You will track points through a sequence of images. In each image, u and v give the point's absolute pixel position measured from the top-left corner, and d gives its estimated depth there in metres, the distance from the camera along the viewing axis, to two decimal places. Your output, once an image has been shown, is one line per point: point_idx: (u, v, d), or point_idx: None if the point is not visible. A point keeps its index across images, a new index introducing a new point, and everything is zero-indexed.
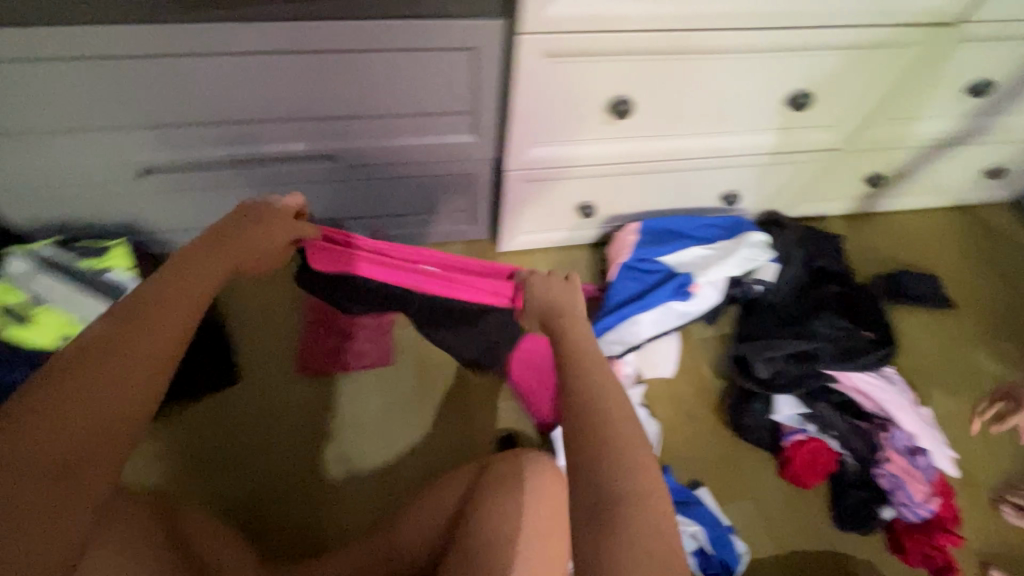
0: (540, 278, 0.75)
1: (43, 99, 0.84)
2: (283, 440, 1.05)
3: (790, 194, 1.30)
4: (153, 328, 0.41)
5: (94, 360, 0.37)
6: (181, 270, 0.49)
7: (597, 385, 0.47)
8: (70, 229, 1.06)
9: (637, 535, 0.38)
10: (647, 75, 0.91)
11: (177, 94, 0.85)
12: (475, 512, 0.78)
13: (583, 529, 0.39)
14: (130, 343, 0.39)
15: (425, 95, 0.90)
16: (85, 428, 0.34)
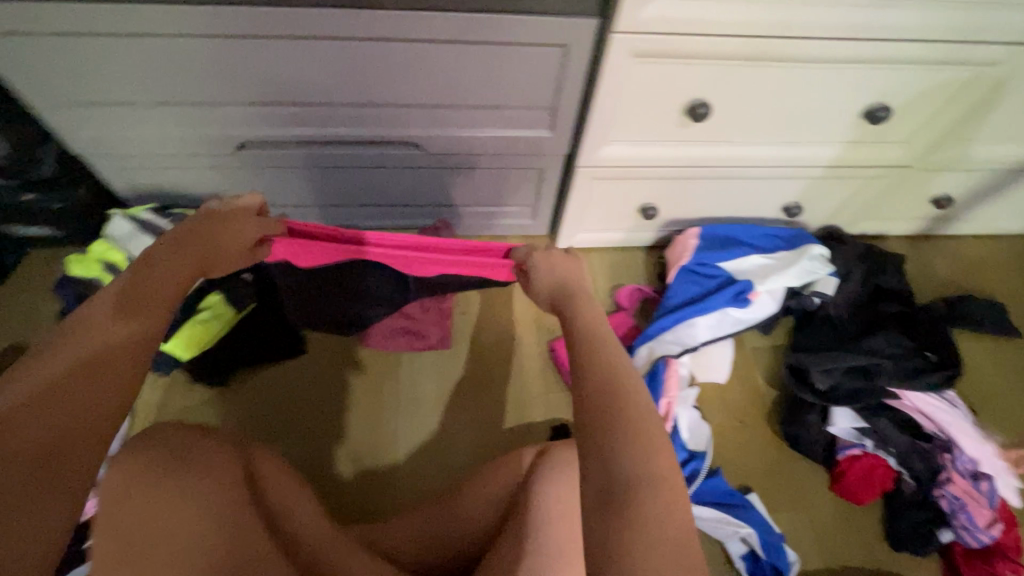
0: (543, 258, 0.77)
1: (157, 75, 0.89)
2: (348, 409, 1.10)
3: (853, 210, 1.29)
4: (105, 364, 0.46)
5: (52, 395, 0.43)
6: (139, 282, 0.53)
7: (612, 382, 0.53)
8: (161, 198, 1.12)
9: (658, 517, 0.45)
10: (728, 79, 0.93)
11: (281, 75, 0.90)
12: (540, 489, 0.81)
13: (597, 513, 0.46)
14: (90, 376, 0.45)
15: (510, 88, 0.94)
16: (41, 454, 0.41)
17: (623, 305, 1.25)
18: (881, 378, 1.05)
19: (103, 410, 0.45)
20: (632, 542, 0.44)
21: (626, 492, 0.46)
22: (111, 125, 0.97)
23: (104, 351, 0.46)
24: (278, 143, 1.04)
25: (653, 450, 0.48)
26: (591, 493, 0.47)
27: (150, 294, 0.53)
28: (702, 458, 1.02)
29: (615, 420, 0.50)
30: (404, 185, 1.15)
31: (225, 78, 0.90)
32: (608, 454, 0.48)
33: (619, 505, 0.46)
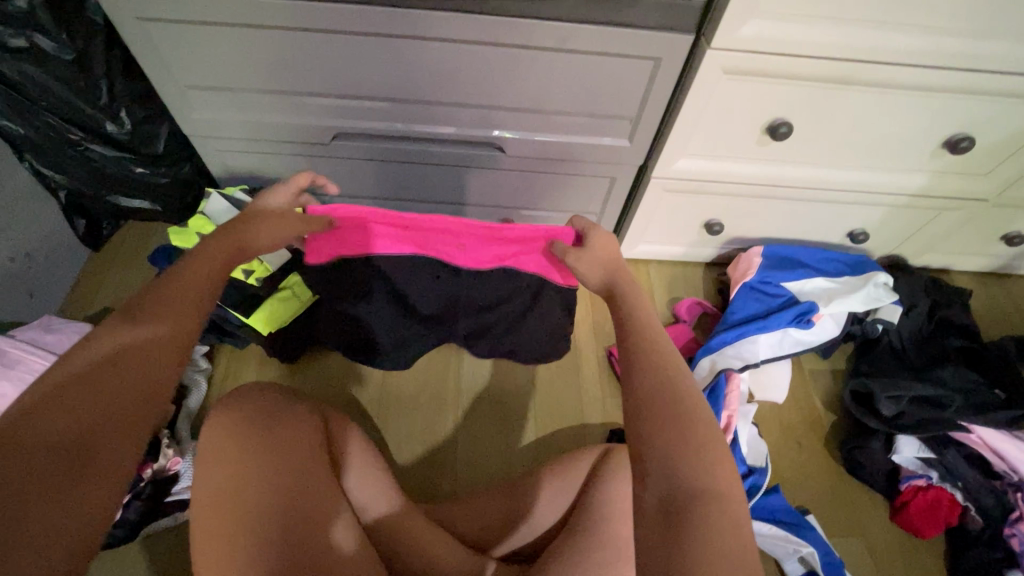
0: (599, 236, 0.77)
1: (270, 65, 0.95)
2: (416, 391, 1.13)
3: (921, 241, 1.29)
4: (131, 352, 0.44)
5: (74, 389, 0.41)
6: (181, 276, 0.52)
7: (661, 388, 0.49)
8: (252, 181, 1.19)
9: (726, 532, 0.41)
10: (813, 101, 0.95)
11: (383, 71, 0.96)
12: (609, 484, 0.83)
13: (655, 531, 0.43)
14: (113, 367, 0.43)
15: (597, 97, 0.98)
16: (51, 454, 0.39)
17: (681, 317, 1.26)
18: (952, 409, 1.03)
19: (130, 399, 0.43)
20: (691, 555, 0.40)
21: (691, 501, 0.43)
22: (220, 109, 1.04)
23: (130, 342, 0.45)
24: (368, 136, 1.10)
25: (716, 462, 0.45)
26: (650, 504, 0.44)
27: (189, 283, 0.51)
28: (762, 474, 1.02)
29: (680, 425, 0.47)
30: (479, 186, 1.20)
31: (334, 72, 0.96)
32: (672, 459, 0.45)
33: (680, 512, 0.42)
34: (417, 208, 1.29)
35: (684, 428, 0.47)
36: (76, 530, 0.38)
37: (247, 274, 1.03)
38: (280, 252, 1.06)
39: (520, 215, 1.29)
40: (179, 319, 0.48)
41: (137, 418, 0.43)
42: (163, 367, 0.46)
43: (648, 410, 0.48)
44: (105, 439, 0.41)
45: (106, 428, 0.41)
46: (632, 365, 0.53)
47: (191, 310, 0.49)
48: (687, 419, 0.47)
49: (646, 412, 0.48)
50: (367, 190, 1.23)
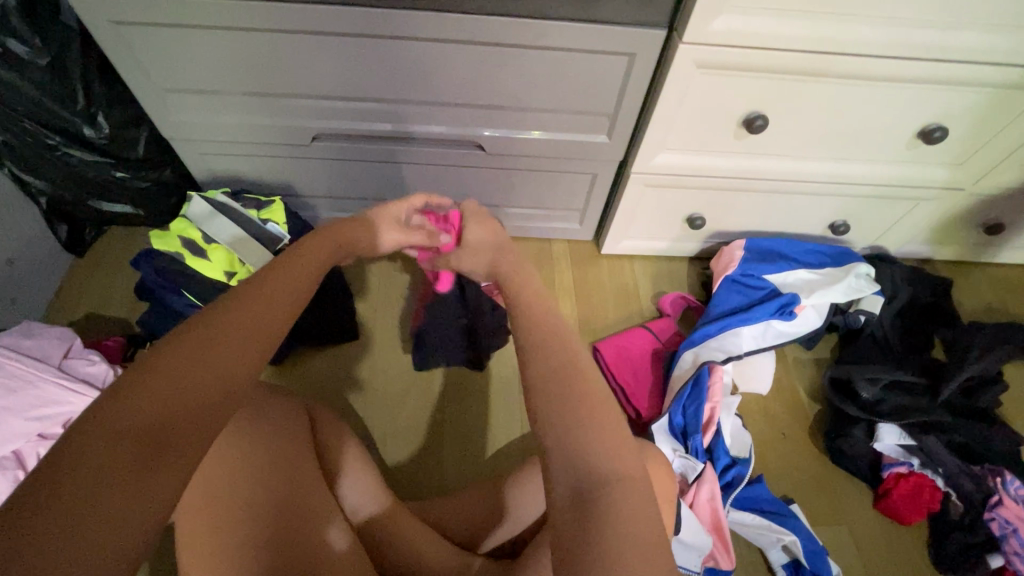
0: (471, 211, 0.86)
1: (246, 66, 0.95)
2: (402, 389, 1.14)
3: (901, 232, 1.30)
4: (214, 342, 0.43)
5: (169, 368, 0.40)
6: (269, 282, 0.52)
7: (562, 390, 0.49)
8: (234, 184, 1.19)
9: (632, 514, 0.42)
10: (784, 93, 0.96)
11: (361, 71, 0.96)
12: None
13: (568, 525, 0.42)
14: (207, 354, 0.42)
15: (573, 94, 0.99)
16: (133, 433, 0.37)
17: (664, 312, 1.26)
18: (919, 395, 1.10)
19: (208, 391, 0.41)
20: (599, 542, 0.40)
21: (595, 489, 0.43)
22: (199, 112, 1.04)
23: (225, 333, 0.44)
24: (348, 136, 1.11)
25: (620, 448, 0.46)
26: (561, 500, 0.44)
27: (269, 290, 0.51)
28: (745, 464, 1.02)
29: (573, 415, 0.47)
30: (462, 183, 1.21)
31: (313, 74, 0.97)
32: (576, 447, 0.46)
33: (589, 503, 0.42)
34: None
35: (584, 420, 0.47)
36: (141, 523, 0.35)
37: (229, 276, 1.04)
38: (262, 254, 1.06)
39: (504, 213, 1.29)
40: (259, 317, 0.47)
41: (216, 411, 0.41)
42: (247, 363, 0.44)
43: (549, 400, 0.49)
44: (183, 431, 0.39)
45: (183, 418, 0.39)
46: (532, 354, 0.54)
47: (271, 314, 0.49)
48: (590, 411, 0.48)
49: (546, 402, 0.49)
50: (351, 190, 1.23)
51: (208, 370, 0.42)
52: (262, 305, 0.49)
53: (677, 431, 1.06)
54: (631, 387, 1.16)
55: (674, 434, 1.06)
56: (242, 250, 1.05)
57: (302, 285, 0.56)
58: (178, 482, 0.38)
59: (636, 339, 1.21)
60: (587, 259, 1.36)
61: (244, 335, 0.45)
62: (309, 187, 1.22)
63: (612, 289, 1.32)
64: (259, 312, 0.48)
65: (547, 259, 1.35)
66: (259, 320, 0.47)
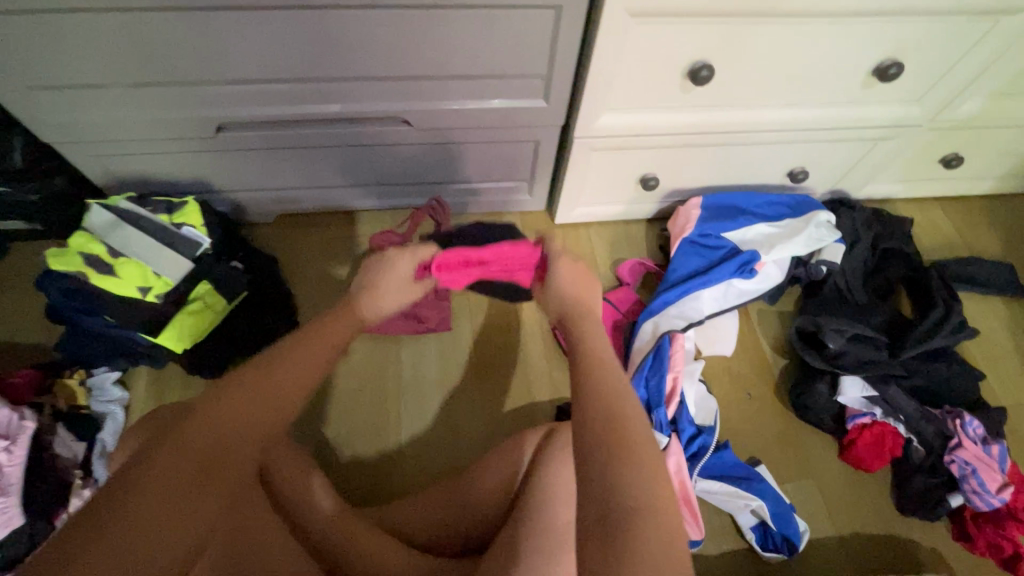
0: (568, 265, 0.85)
1: (125, 54, 0.84)
2: (350, 390, 1.08)
3: (861, 174, 1.26)
4: (255, 391, 0.56)
5: (225, 407, 0.53)
6: (306, 344, 0.66)
7: (620, 429, 0.53)
8: (141, 185, 1.08)
9: (657, 540, 0.45)
10: (728, 39, 0.88)
11: (259, 48, 0.85)
12: (538, 464, 0.84)
13: (594, 541, 0.46)
14: (255, 400, 0.55)
15: (499, 57, 0.90)
16: (188, 456, 0.48)
17: (624, 280, 1.21)
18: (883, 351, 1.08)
19: (246, 433, 0.53)
20: (624, 563, 0.43)
21: (622, 517, 0.46)
22: (81, 109, 0.92)
23: (265, 384, 0.57)
24: (266, 125, 1.00)
25: (647, 479, 0.49)
26: (589, 518, 0.48)
27: (304, 348, 0.64)
28: (711, 432, 1.00)
29: (616, 451, 0.51)
30: (398, 162, 1.12)
31: (204, 57, 0.86)
32: (611, 475, 0.49)
33: (615, 523, 0.46)
34: (334, 194, 1.19)
35: (623, 454, 0.51)
36: (187, 531, 0.46)
37: (144, 291, 0.95)
38: (181, 264, 0.98)
39: (448, 190, 1.21)
40: (294, 370, 0.61)
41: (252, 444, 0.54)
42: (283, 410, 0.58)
43: (594, 435, 0.53)
44: (225, 458, 0.51)
45: (225, 447, 0.51)
46: (586, 395, 0.58)
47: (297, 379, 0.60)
48: (630, 446, 0.51)
49: (590, 433, 0.53)
50: (276, 181, 1.13)
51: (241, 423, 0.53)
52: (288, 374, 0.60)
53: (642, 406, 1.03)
54: None
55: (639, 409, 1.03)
56: (156, 261, 0.96)
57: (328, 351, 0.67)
58: (216, 498, 0.49)
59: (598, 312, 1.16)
60: (541, 230, 1.29)
61: (278, 395, 0.58)
62: (227, 182, 1.10)
63: None
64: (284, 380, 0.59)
65: None
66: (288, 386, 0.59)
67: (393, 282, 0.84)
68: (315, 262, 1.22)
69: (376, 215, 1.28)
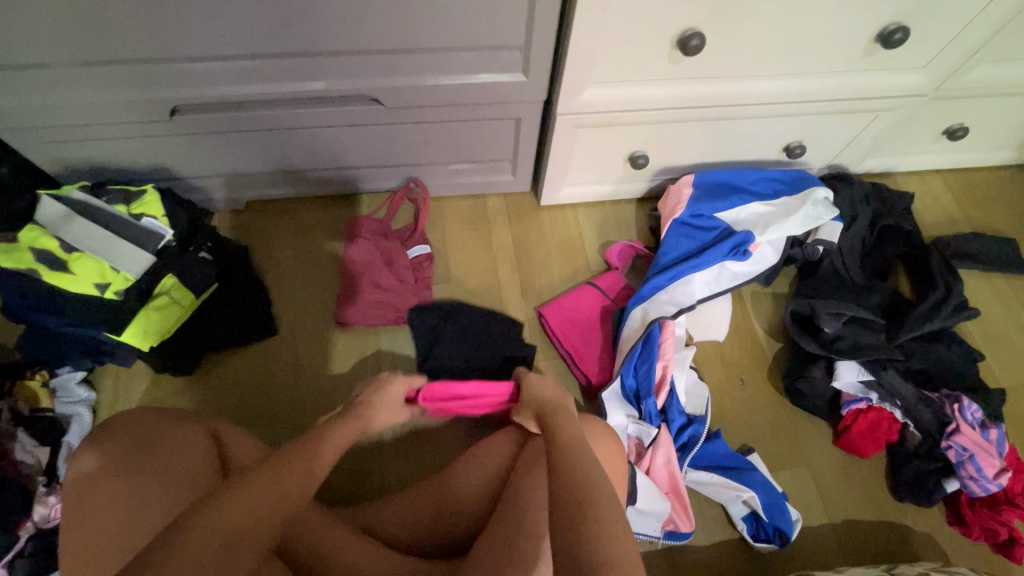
0: (539, 378, 0.86)
1: (63, 29, 0.76)
2: (326, 387, 1.04)
3: (860, 148, 1.20)
4: (277, 476, 0.59)
5: (247, 490, 0.55)
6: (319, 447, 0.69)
7: (586, 491, 0.56)
8: (97, 172, 1.01)
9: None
10: (721, 5, 0.81)
11: (210, 22, 0.78)
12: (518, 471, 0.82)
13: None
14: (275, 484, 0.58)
15: (474, 29, 0.83)
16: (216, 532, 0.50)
17: (613, 264, 1.16)
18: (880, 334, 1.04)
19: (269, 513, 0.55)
20: None
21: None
22: (22, 92, 0.85)
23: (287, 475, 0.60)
24: (228, 107, 0.93)
25: (616, 534, 0.51)
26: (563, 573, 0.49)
27: (318, 448, 0.68)
28: (701, 423, 0.97)
29: (586, 514, 0.53)
30: (372, 143, 1.05)
31: (149, 31, 0.78)
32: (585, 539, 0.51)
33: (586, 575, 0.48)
34: (306, 178, 1.12)
35: (590, 516, 0.53)
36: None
37: (102, 287, 0.90)
38: (143, 257, 0.92)
39: (426, 171, 1.15)
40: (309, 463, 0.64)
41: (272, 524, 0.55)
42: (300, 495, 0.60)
43: (565, 501, 0.55)
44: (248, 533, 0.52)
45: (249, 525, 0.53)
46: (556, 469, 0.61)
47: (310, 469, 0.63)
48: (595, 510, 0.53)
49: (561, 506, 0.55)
50: (243, 165, 1.06)
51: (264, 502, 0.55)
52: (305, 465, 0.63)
53: (631, 396, 0.99)
54: (581, 355, 1.05)
55: (628, 399, 0.99)
56: (114, 256, 0.90)
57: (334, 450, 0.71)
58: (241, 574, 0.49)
59: (585, 298, 1.11)
60: (526, 212, 1.23)
61: (295, 478, 0.60)
62: (190, 167, 1.04)
63: (555, 244, 1.21)
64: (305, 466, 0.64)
65: (483, 217, 1.22)
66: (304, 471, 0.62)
67: (385, 405, 0.87)
68: (288, 250, 1.16)
69: (352, 199, 1.21)
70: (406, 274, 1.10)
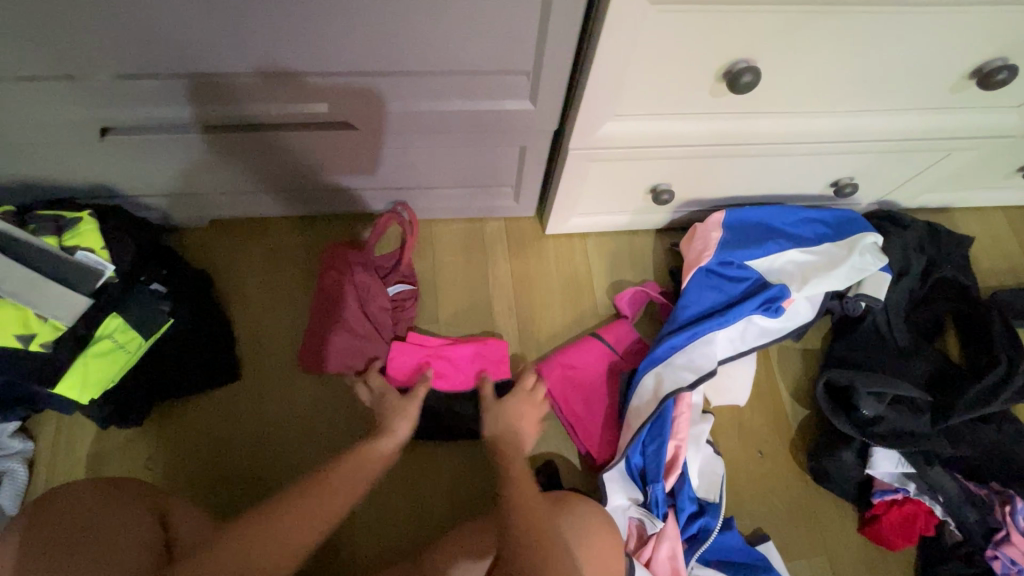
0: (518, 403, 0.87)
1: None
2: (291, 446, 0.93)
3: (922, 186, 1.03)
4: (360, 466, 0.74)
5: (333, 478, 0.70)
6: (382, 441, 0.81)
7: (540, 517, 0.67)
8: (29, 192, 0.88)
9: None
10: (782, 35, 0.66)
11: (152, 35, 0.64)
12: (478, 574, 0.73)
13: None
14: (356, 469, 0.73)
15: (476, 52, 0.68)
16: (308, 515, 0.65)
17: (623, 312, 1.02)
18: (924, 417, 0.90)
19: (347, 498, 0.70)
20: None
21: None
22: None
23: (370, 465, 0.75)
24: (187, 126, 0.79)
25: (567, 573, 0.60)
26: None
27: (382, 445, 0.80)
28: (714, 513, 0.85)
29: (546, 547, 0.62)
30: (353, 167, 0.90)
31: (78, 39, 0.64)
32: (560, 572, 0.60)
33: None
34: (276, 198, 0.98)
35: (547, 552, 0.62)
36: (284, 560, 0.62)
37: (26, 339, 0.76)
38: (75, 301, 0.78)
39: (415, 195, 0.99)
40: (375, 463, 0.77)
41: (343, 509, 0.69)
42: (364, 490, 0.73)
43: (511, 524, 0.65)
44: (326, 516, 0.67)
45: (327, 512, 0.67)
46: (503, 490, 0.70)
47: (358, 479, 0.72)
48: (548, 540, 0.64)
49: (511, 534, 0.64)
50: (201, 185, 0.91)
51: (286, 536, 0.62)
52: (340, 484, 0.70)
53: (636, 475, 0.89)
54: (581, 423, 0.93)
55: (633, 478, 0.89)
56: (37, 300, 0.76)
57: (372, 481, 0.74)
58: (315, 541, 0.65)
59: (589, 355, 0.97)
60: (529, 242, 1.08)
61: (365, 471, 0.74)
62: (139, 185, 0.89)
63: (560, 281, 1.06)
64: (328, 496, 0.68)
65: (478, 246, 1.07)
66: (339, 494, 0.69)
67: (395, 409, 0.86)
68: (256, 277, 1.02)
69: (331, 219, 1.06)
70: (384, 317, 0.95)
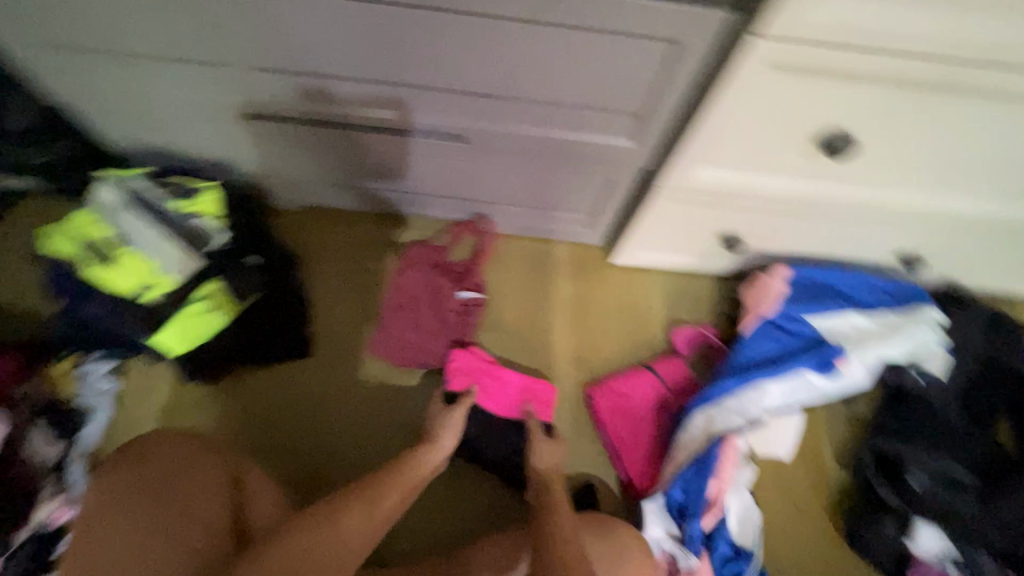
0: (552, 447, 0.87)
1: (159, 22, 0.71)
2: (347, 428, 0.99)
3: (989, 271, 1.04)
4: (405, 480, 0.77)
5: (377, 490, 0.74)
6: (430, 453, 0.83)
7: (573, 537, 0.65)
8: (158, 156, 0.97)
9: None
10: (883, 112, 0.70)
11: (312, 39, 0.72)
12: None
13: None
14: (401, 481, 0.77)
15: (593, 89, 0.75)
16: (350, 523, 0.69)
17: (677, 349, 1.06)
18: (973, 499, 0.90)
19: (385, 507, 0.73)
20: None
21: None
22: (102, 75, 0.80)
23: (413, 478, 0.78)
24: (315, 122, 0.87)
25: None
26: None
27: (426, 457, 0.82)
28: (748, 560, 0.87)
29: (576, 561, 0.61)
30: (448, 176, 0.97)
31: (247, 35, 0.72)
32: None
33: None
34: (370, 194, 1.05)
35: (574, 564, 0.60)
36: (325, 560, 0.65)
37: (143, 290, 0.84)
38: (191, 263, 0.86)
39: (496, 210, 1.05)
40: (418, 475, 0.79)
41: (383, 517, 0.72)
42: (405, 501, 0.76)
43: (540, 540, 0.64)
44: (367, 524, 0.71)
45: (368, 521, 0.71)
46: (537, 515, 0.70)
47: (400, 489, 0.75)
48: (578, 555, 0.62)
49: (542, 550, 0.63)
50: (308, 173, 0.99)
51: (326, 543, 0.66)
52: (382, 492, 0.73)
53: (674, 509, 0.90)
54: (626, 450, 0.97)
55: (670, 511, 0.89)
56: (161, 257, 0.84)
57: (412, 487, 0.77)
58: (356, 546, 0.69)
59: (640, 387, 1.00)
60: (593, 269, 1.13)
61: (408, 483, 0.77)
62: (254, 164, 0.97)
63: (618, 309, 1.10)
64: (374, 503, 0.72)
65: (544, 266, 1.12)
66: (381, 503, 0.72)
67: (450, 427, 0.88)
68: (336, 263, 1.09)
69: (411, 220, 1.13)
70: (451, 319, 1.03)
